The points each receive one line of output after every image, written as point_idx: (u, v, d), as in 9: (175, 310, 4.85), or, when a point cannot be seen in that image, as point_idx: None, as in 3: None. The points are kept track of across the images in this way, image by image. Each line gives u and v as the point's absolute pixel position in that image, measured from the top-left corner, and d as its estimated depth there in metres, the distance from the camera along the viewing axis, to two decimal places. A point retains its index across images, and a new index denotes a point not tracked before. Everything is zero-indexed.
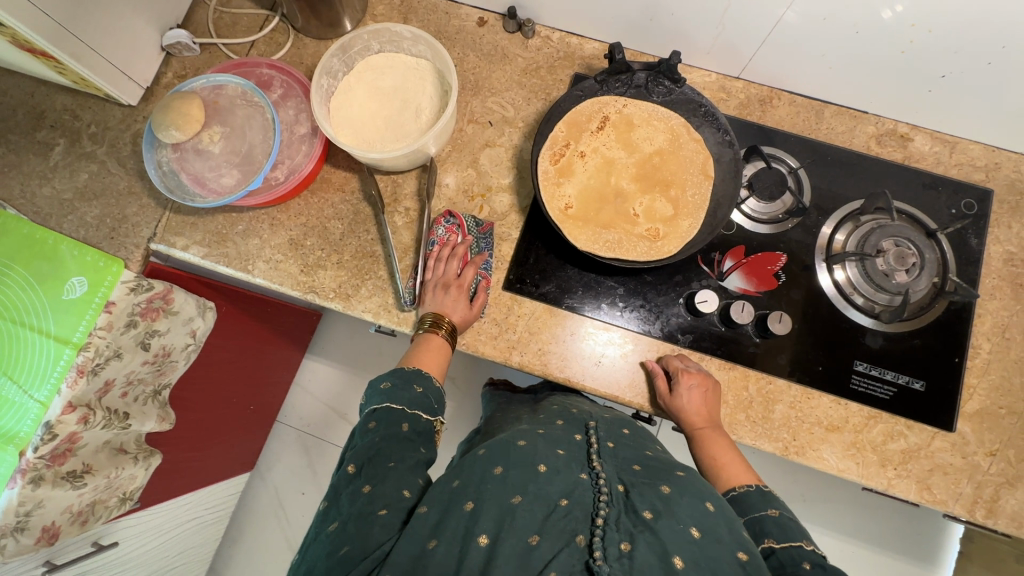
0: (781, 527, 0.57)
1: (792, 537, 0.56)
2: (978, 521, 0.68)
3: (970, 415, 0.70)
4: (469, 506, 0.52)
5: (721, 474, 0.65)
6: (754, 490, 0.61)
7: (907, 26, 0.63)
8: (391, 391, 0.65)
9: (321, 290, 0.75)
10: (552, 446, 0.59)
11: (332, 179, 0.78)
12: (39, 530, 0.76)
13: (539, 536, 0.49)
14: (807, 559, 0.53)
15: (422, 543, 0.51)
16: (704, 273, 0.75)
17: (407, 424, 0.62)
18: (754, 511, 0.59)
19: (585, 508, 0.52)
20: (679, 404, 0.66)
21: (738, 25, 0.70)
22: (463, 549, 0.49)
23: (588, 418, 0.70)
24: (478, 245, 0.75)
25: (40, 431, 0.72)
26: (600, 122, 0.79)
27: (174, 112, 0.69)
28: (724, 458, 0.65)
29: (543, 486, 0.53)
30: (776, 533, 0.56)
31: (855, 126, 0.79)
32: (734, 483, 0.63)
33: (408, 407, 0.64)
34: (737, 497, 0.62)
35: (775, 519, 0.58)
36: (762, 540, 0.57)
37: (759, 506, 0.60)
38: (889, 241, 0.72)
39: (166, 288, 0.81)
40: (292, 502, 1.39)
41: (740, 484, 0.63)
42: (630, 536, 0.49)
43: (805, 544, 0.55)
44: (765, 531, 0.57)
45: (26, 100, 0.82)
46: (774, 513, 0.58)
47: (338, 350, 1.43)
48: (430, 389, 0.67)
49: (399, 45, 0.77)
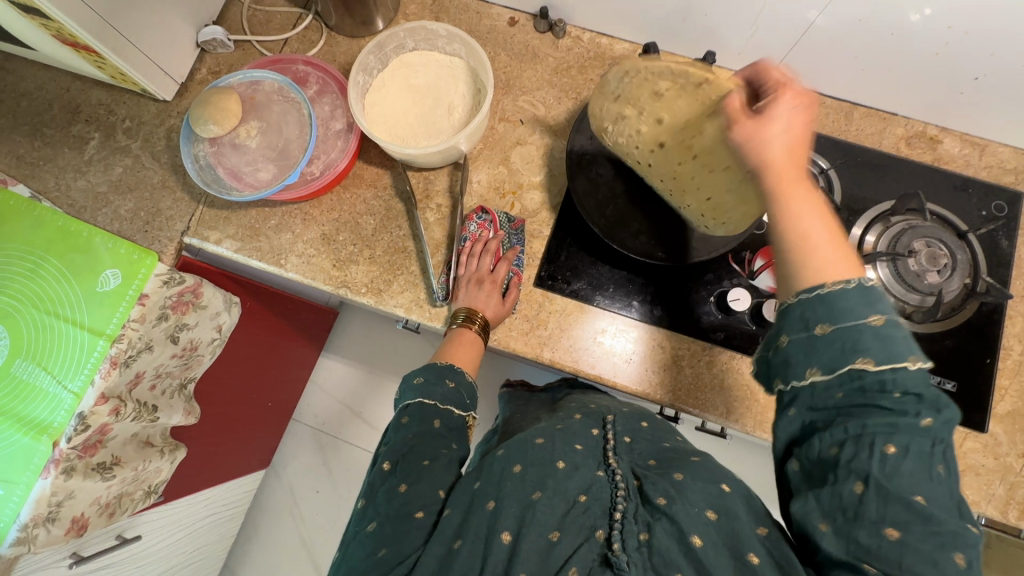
0: (881, 342, 0.44)
1: (893, 357, 0.43)
2: (1010, 523, 0.68)
3: (1001, 416, 0.70)
4: (491, 505, 0.53)
5: (804, 257, 0.48)
6: (854, 289, 0.45)
7: (943, 28, 0.64)
8: (424, 386, 0.65)
9: (353, 285, 0.76)
10: (569, 440, 0.59)
11: (364, 175, 0.79)
12: (68, 522, 0.76)
13: (559, 532, 0.50)
14: (899, 387, 0.43)
15: (446, 544, 0.51)
16: (735, 272, 0.75)
17: (438, 420, 0.62)
18: (849, 318, 0.44)
19: (602, 503, 0.53)
20: (770, 127, 0.50)
21: (772, 27, 0.71)
22: (488, 546, 0.50)
23: (609, 412, 0.70)
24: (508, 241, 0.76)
25: (73, 422, 0.72)
26: (651, 94, 0.65)
27: (213, 107, 0.70)
28: (815, 235, 0.48)
29: (562, 481, 0.54)
30: (875, 352, 0.43)
31: (885, 128, 0.79)
32: (824, 278, 0.47)
33: (441, 402, 0.64)
34: (828, 299, 0.45)
35: (874, 330, 0.44)
36: (851, 357, 0.44)
37: (855, 311, 0.45)
38: (921, 242, 0.72)
39: (197, 283, 0.83)
40: (306, 499, 1.39)
41: (834, 280, 0.46)
42: (648, 526, 0.50)
43: (906, 363, 0.43)
44: (859, 347, 0.44)
45: (62, 94, 0.82)
46: (874, 324, 0.44)
47: (354, 348, 1.44)
48: (462, 384, 0.67)
49: (433, 43, 0.78)
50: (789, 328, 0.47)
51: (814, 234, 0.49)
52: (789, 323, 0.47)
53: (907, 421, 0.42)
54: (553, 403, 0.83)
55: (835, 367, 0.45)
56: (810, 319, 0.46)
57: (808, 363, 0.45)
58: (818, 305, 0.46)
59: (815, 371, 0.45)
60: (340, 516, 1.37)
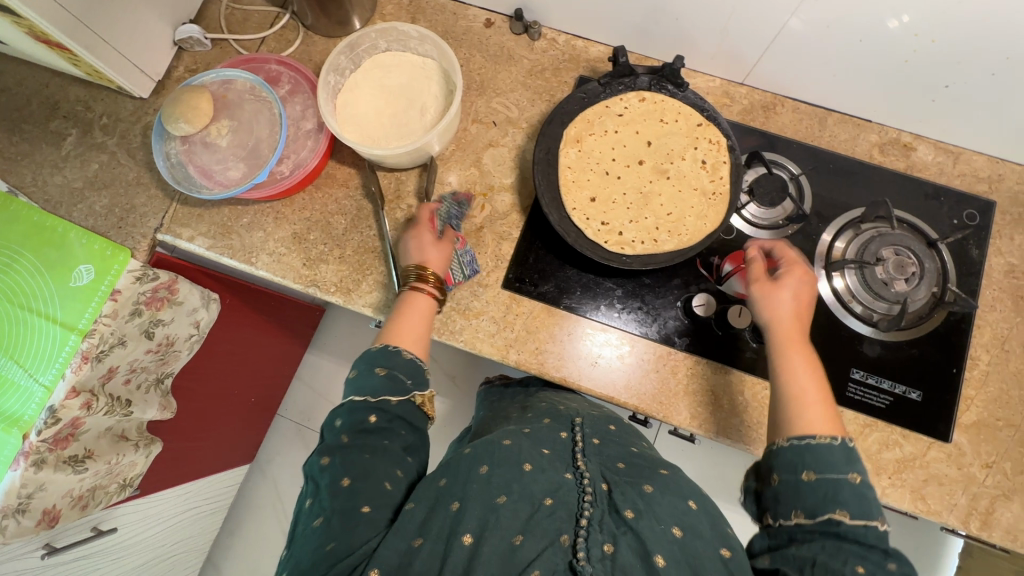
0: (859, 498, 0.51)
1: (868, 513, 0.50)
2: (972, 533, 0.67)
3: (967, 426, 0.70)
4: (455, 505, 0.53)
5: (799, 408, 0.59)
6: (839, 446, 0.54)
7: (911, 35, 0.64)
8: (356, 379, 0.64)
9: (323, 284, 0.76)
10: (537, 445, 0.60)
11: (337, 175, 0.79)
12: (39, 513, 0.77)
13: (522, 535, 0.50)
14: (870, 540, 0.49)
15: (408, 540, 0.51)
16: (703, 277, 0.75)
17: (374, 415, 0.61)
18: (833, 471, 0.52)
19: (569, 507, 0.53)
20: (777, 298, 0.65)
21: (743, 31, 0.71)
22: (447, 548, 0.50)
23: (577, 416, 0.71)
24: (451, 213, 0.75)
25: (44, 415, 0.73)
26: (656, 120, 0.75)
27: (184, 105, 0.70)
28: (807, 394, 0.60)
29: (528, 485, 0.54)
30: (853, 505, 0.50)
31: (858, 134, 0.79)
32: (815, 432, 0.56)
33: (372, 397, 0.62)
34: (816, 449, 0.54)
35: (852, 486, 0.51)
36: (831, 507, 0.51)
37: (838, 466, 0.53)
38: (890, 250, 0.71)
39: (171, 279, 0.83)
40: (290, 494, 1.41)
41: (824, 436, 0.54)
42: (613, 538, 0.50)
43: (877, 523, 0.50)
44: (840, 498, 0.51)
45: (41, 91, 0.83)
46: (854, 480, 0.52)
47: (340, 345, 1.44)
48: (396, 367, 0.64)
49: (405, 44, 0.78)
50: (779, 471, 0.55)
51: (802, 392, 0.60)
52: (781, 464, 0.55)
53: (875, 555, 0.48)
54: (524, 403, 0.83)
55: (816, 512, 0.51)
56: (799, 464, 0.54)
57: (795, 504, 0.52)
58: (807, 453, 0.54)
59: (800, 514, 0.52)
60: None
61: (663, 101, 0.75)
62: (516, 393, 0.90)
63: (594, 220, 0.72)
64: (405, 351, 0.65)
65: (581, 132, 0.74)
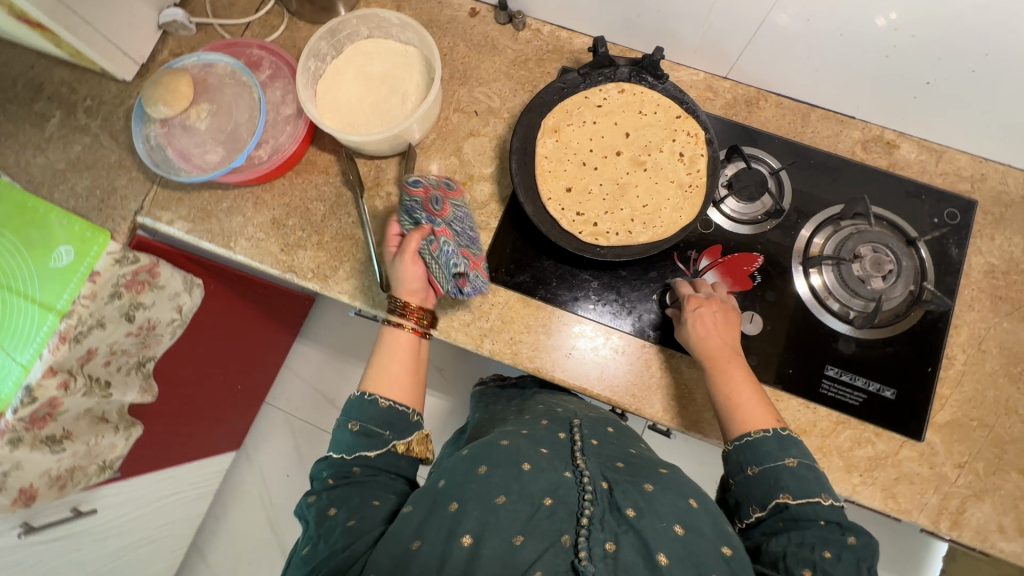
0: (798, 479, 0.56)
1: (810, 493, 0.56)
2: (942, 533, 0.67)
3: (940, 425, 0.69)
4: (454, 506, 0.53)
5: (737, 413, 0.62)
6: (771, 436, 0.59)
7: (891, 31, 0.63)
8: (335, 435, 0.64)
9: (300, 270, 0.76)
10: (535, 445, 0.61)
11: (317, 161, 0.79)
12: (15, 492, 0.78)
13: (522, 536, 0.50)
14: (822, 517, 0.54)
15: (406, 542, 0.52)
16: (679, 271, 0.75)
17: (357, 467, 0.61)
18: (770, 460, 0.58)
19: (569, 507, 0.53)
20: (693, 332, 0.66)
21: (724, 24, 0.70)
22: (447, 550, 0.50)
23: (576, 417, 0.72)
24: (410, 209, 0.69)
25: (20, 394, 0.74)
26: (636, 112, 0.76)
27: (163, 88, 0.70)
28: (746, 402, 0.63)
29: (526, 485, 0.54)
30: (794, 489, 0.56)
31: (842, 131, 0.78)
32: (749, 428, 0.61)
33: (349, 454, 0.61)
34: (754, 445, 0.59)
35: (791, 470, 0.57)
36: (776, 494, 0.56)
37: (775, 454, 0.58)
38: (867, 247, 0.72)
39: (152, 262, 0.83)
40: (275, 483, 1.41)
41: (756, 430, 0.60)
42: (615, 536, 0.50)
43: (820, 498, 0.55)
44: (781, 484, 0.57)
45: (26, 71, 0.84)
46: (790, 464, 0.57)
47: (330, 335, 1.45)
48: (368, 421, 0.62)
49: (387, 31, 0.78)
50: (730, 473, 0.61)
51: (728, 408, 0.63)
52: (730, 466, 0.61)
53: (834, 536, 0.53)
54: (523, 405, 0.83)
55: (767, 502, 0.57)
56: (742, 462, 0.60)
57: (749, 501, 0.58)
58: (747, 451, 0.60)
59: (756, 509, 0.58)
60: None
61: (641, 93, 0.76)
62: (512, 396, 0.91)
63: (569, 210, 0.73)
64: (382, 400, 0.64)
65: (559, 123, 0.75)
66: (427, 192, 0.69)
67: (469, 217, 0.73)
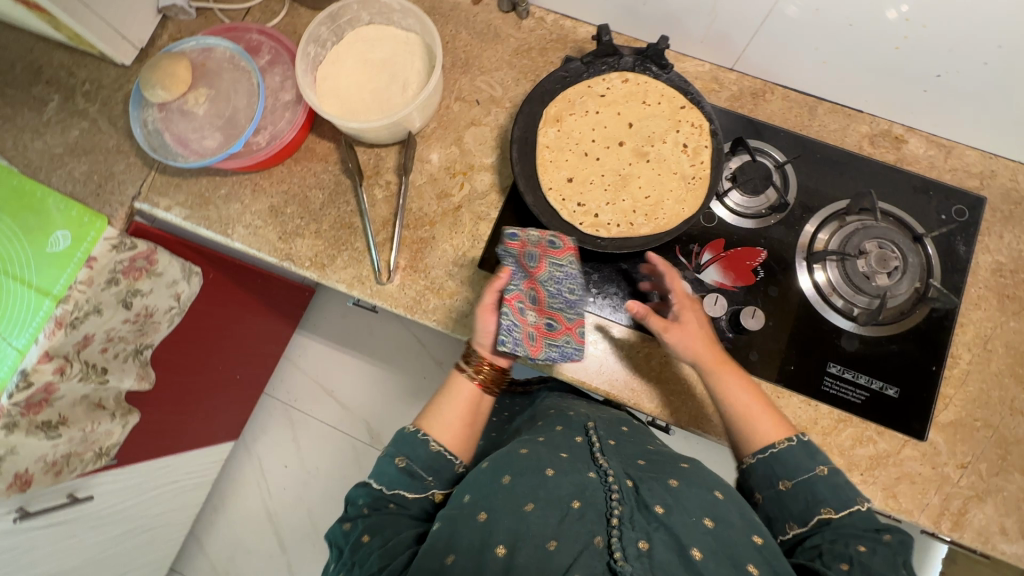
0: (834, 488, 0.57)
1: (846, 500, 0.56)
2: (943, 534, 0.66)
3: (943, 425, 0.68)
4: (482, 517, 0.53)
5: (746, 415, 0.62)
6: (798, 445, 0.59)
7: (901, 22, 0.61)
8: (378, 464, 0.64)
9: (298, 258, 0.76)
10: (555, 451, 0.61)
11: (316, 149, 0.78)
12: (11, 476, 0.77)
13: (556, 540, 0.50)
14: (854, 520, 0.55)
15: (440, 559, 0.52)
16: (682, 264, 0.73)
17: (394, 503, 0.62)
18: (802, 472, 0.58)
19: (598, 508, 0.53)
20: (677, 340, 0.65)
21: (731, 14, 0.69)
22: (481, 560, 0.50)
23: (590, 420, 0.71)
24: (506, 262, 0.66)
25: (15, 378, 0.73)
26: (639, 102, 0.75)
27: (161, 71, 0.70)
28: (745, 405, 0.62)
29: (553, 490, 0.54)
30: (832, 500, 0.56)
31: (849, 125, 0.77)
32: (772, 440, 0.61)
33: (388, 488, 0.62)
34: (780, 456, 0.59)
35: (825, 479, 0.58)
36: (815, 507, 0.57)
37: (805, 464, 0.59)
38: (873, 243, 0.71)
39: (149, 249, 0.82)
40: (274, 474, 1.41)
41: (781, 440, 0.60)
42: (647, 534, 0.50)
43: (856, 505, 0.56)
44: (819, 497, 0.57)
45: (25, 55, 0.83)
46: (824, 473, 0.58)
47: (328, 326, 1.44)
48: (414, 462, 0.63)
49: (389, 18, 0.77)
50: (760, 488, 0.60)
51: (726, 403, 0.63)
52: (757, 481, 0.61)
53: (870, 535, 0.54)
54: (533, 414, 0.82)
55: (804, 515, 0.57)
56: (774, 476, 0.59)
57: (785, 517, 0.58)
58: (776, 464, 0.59)
59: (793, 524, 0.58)
60: (306, 492, 1.39)
61: (645, 83, 0.75)
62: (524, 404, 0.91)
63: (571, 201, 0.72)
64: (433, 443, 0.64)
65: (561, 112, 0.73)
66: (524, 247, 0.65)
67: (574, 277, 0.66)
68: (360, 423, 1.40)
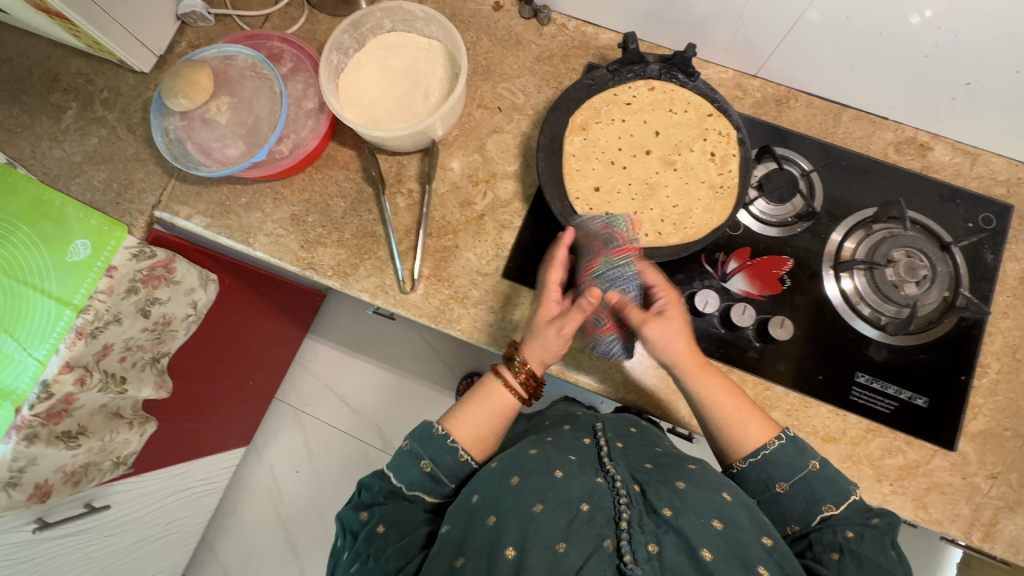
0: (827, 482, 0.58)
1: (839, 492, 0.58)
2: (974, 544, 0.66)
3: (972, 435, 0.68)
4: (492, 520, 0.53)
5: (749, 415, 0.62)
6: (787, 443, 0.60)
7: (933, 29, 0.61)
8: (401, 458, 0.63)
9: (320, 267, 0.75)
10: (563, 452, 0.60)
11: (338, 157, 0.78)
12: (31, 487, 0.77)
13: (566, 542, 0.49)
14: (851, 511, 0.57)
15: (449, 561, 0.52)
16: (707, 274, 0.73)
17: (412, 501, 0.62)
18: (795, 471, 0.59)
19: (606, 511, 0.52)
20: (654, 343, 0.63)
21: (758, 22, 0.68)
22: (491, 564, 0.50)
23: (598, 420, 0.71)
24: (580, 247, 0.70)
25: (36, 389, 0.72)
26: (665, 110, 0.74)
27: (183, 79, 0.69)
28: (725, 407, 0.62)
29: (563, 491, 0.54)
30: (828, 494, 0.58)
31: (874, 132, 0.77)
32: (764, 440, 0.61)
33: (408, 487, 0.62)
34: (770, 458, 0.59)
35: (818, 473, 0.59)
36: (812, 503, 0.58)
37: (795, 462, 0.59)
38: (901, 251, 0.70)
39: (169, 258, 0.82)
40: (285, 479, 1.41)
41: (771, 441, 0.60)
42: (656, 538, 0.50)
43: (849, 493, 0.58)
44: (818, 494, 0.58)
45: (42, 62, 0.82)
46: (816, 468, 0.59)
47: (340, 331, 1.44)
48: (440, 467, 0.62)
49: (411, 25, 0.77)
50: (755, 492, 0.61)
51: (726, 406, 0.62)
52: (754, 488, 0.61)
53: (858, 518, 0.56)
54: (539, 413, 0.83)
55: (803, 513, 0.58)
56: (769, 481, 0.60)
57: (787, 518, 0.59)
58: (767, 467, 0.60)
59: (795, 525, 0.59)
60: (316, 498, 1.39)
61: (671, 90, 0.74)
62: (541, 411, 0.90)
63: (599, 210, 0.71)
64: (462, 453, 0.62)
65: (587, 120, 0.73)
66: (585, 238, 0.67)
67: (626, 279, 0.64)
68: (371, 428, 1.40)
